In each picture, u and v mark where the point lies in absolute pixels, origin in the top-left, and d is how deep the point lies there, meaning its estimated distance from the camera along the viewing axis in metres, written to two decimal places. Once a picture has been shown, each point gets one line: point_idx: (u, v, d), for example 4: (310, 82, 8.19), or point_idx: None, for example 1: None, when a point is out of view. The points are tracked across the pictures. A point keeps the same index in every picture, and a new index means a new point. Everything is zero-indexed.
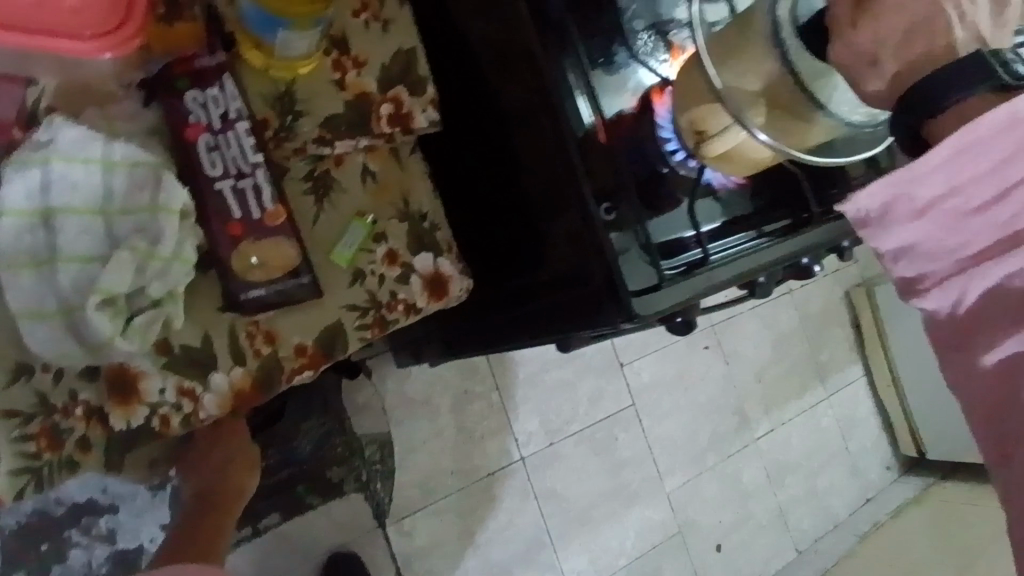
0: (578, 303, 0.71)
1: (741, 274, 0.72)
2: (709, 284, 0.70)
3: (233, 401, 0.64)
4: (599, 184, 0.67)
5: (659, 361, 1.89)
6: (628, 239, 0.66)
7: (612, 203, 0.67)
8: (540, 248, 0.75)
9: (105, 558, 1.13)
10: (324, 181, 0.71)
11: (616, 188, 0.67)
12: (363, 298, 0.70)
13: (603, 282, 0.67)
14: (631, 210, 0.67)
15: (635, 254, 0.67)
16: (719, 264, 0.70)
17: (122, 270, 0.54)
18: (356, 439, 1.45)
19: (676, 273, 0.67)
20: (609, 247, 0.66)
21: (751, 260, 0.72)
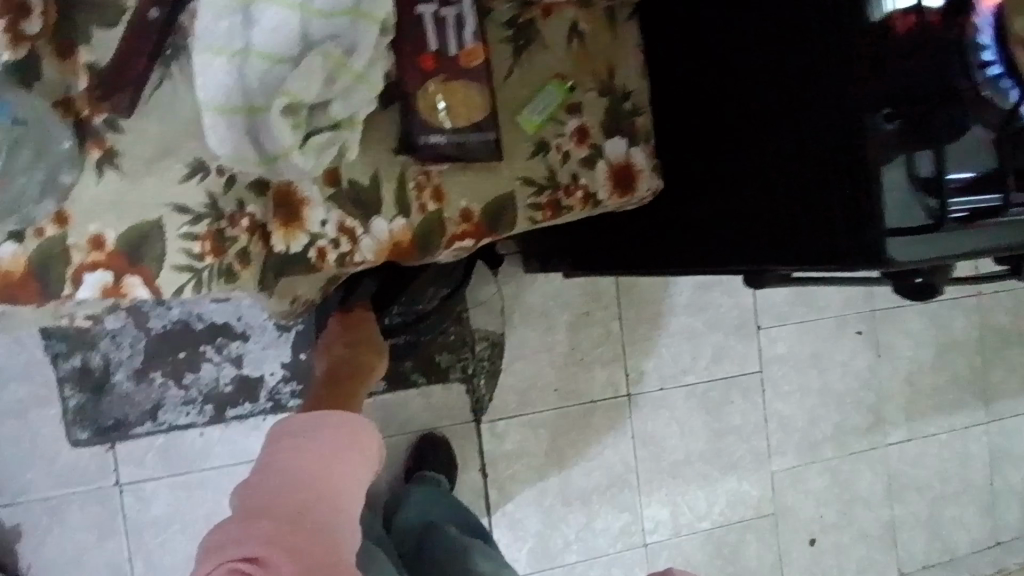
0: (817, 230, 0.67)
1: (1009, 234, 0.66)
2: (974, 238, 0.63)
3: (388, 253, 0.59)
4: (887, 100, 0.62)
5: (800, 335, 1.71)
6: (906, 167, 0.60)
7: (895, 123, 0.61)
8: (775, 163, 0.71)
9: (230, 379, 1.31)
10: (526, 29, 0.61)
11: (906, 106, 0.61)
12: (542, 173, 0.62)
13: (861, 211, 0.63)
14: (916, 137, 0.61)
15: (908, 187, 0.61)
16: (996, 216, 0.63)
17: (309, 76, 0.49)
18: (469, 332, 1.44)
19: (951, 217, 0.61)
20: (882, 174, 0.61)
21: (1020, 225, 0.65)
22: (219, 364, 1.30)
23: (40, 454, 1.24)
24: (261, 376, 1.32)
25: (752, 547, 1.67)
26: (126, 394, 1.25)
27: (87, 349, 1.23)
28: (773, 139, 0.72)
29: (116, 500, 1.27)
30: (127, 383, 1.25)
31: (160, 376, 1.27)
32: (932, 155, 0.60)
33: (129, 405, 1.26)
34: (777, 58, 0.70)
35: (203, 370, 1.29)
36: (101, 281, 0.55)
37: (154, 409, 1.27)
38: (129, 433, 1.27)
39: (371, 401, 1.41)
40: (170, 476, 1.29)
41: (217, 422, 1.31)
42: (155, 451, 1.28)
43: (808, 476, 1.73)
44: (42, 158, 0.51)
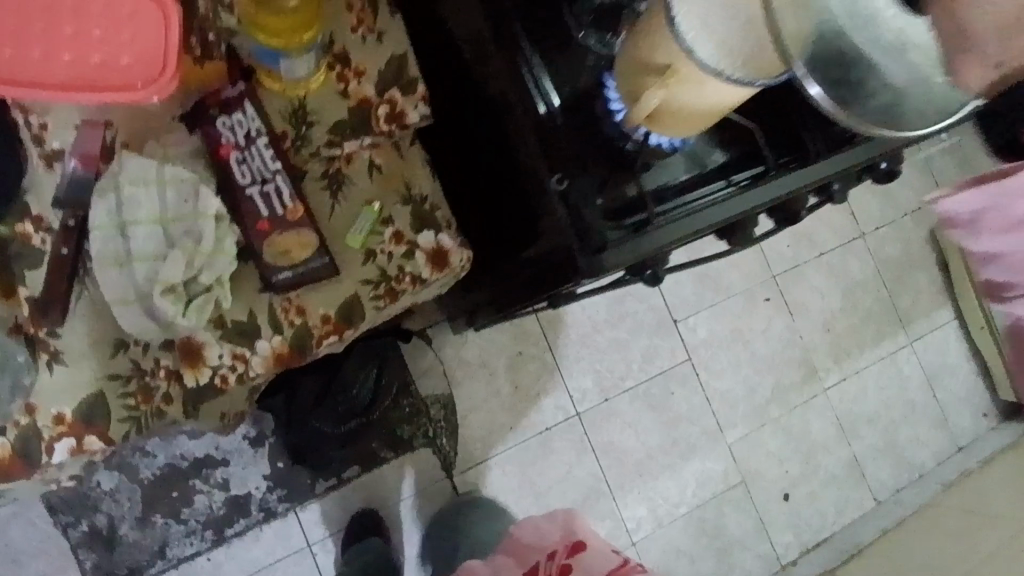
0: (557, 261, 0.79)
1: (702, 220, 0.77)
2: (672, 232, 0.76)
3: (276, 363, 0.79)
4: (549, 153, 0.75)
5: (716, 317, 1.90)
6: (580, 205, 0.73)
7: (559, 172, 0.74)
8: (523, 214, 0.83)
9: (221, 502, 1.48)
10: (336, 175, 0.84)
11: (563, 156, 0.74)
12: (375, 274, 0.84)
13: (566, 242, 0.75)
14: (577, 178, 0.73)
15: (591, 219, 0.73)
16: (670, 216, 0.76)
17: (175, 265, 0.70)
18: (421, 399, 1.63)
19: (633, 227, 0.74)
20: (563, 215, 0.74)
21: (711, 211, 0.77)
22: (209, 493, 1.47)
23: None
24: (248, 492, 1.49)
25: (733, 516, 1.82)
26: (134, 541, 1.42)
27: (90, 513, 1.40)
28: (514, 197, 0.84)
29: None
30: (133, 532, 1.42)
31: (160, 518, 1.44)
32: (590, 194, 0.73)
33: (140, 550, 1.42)
34: (486, 136, 0.85)
35: (198, 502, 1.46)
36: (68, 447, 0.72)
37: (161, 548, 1.44)
38: None
39: (353, 485, 1.58)
40: None
41: (220, 542, 1.47)
42: None
43: (764, 437, 1.90)
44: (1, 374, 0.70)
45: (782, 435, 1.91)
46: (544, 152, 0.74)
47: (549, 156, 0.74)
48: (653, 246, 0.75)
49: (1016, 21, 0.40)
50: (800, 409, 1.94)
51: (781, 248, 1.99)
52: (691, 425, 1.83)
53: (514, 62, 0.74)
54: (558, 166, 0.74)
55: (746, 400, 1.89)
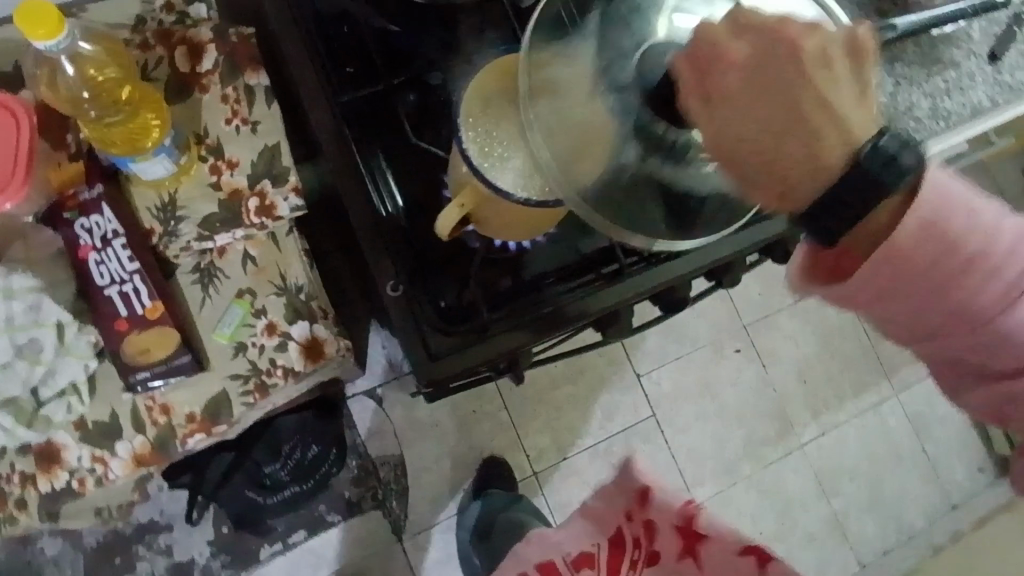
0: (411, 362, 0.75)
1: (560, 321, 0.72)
2: (523, 335, 0.71)
3: (138, 463, 0.78)
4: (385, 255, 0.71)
5: (682, 370, 1.84)
6: (417, 311, 0.70)
7: (394, 279, 0.70)
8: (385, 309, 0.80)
9: (164, 569, 1.47)
10: (207, 269, 0.84)
11: (398, 258, 0.71)
12: (245, 368, 0.83)
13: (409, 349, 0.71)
14: (410, 284, 0.70)
15: (426, 326, 0.70)
16: (512, 319, 0.71)
17: (16, 375, 0.73)
18: (370, 461, 1.61)
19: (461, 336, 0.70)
20: (398, 322, 0.69)
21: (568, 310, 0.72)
22: (151, 560, 1.46)
23: None
24: (190, 558, 1.48)
25: None
26: None
27: None
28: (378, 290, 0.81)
29: None
30: None
31: None
32: (420, 303, 0.70)
33: None
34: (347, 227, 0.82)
35: (139, 569, 1.46)
36: None
37: None
38: None
39: (299, 551, 1.55)
40: None
41: None
42: None
43: (736, 495, 1.82)
44: None
45: (755, 493, 1.83)
46: (380, 252, 0.70)
47: (385, 256, 0.71)
48: (500, 350, 0.70)
49: (765, 150, 0.45)
50: (775, 466, 1.85)
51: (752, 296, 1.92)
52: None
53: (352, 159, 0.72)
54: (394, 268, 0.70)
55: (715, 456, 1.82)
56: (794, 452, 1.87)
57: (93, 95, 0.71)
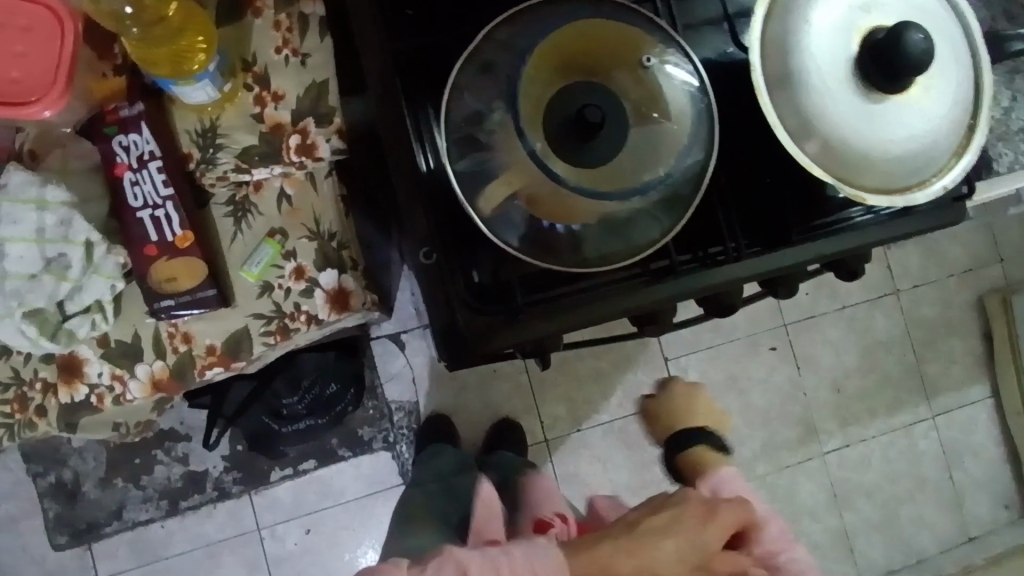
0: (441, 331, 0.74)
1: (604, 313, 0.69)
2: (563, 322, 0.69)
3: (155, 387, 0.79)
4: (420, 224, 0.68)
5: (712, 360, 1.79)
6: (453, 285, 0.67)
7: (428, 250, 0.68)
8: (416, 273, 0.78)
9: (179, 475, 1.53)
10: (242, 206, 0.82)
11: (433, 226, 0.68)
12: (269, 308, 0.81)
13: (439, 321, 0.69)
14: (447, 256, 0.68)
15: (461, 300, 0.67)
16: (560, 302, 0.68)
17: (41, 289, 0.72)
18: (385, 404, 1.63)
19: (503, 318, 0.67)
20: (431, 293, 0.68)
21: (616, 303, 0.69)
22: (168, 466, 1.53)
23: (32, 557, 1.49)
24: (205, 469, 1.54)
25: None
26: (94, 499, 1.50)
27: (58, 467, 1.49)
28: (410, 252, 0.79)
29: None
30: (94, 489, 1.50)
31: (122, 480, 1.51)
32: (459, 277, 0.67)
33: (97, 507, 1.50)
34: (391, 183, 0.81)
35: (156, 472, 1.52)
36: None
37: (119, 510, 1.51)
38: (97, 532, 1.50)
39: (308, 479, 1.59)
40: (139, 561, 1.52)
41: (172, 512, 1.53)
42: (121, 543, 1.52)
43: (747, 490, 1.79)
44: None
45: (767, 491, 1.79)
46: (420, 218, 0.68)
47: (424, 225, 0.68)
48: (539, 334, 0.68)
49: None
50: (792, 469, 1.81)
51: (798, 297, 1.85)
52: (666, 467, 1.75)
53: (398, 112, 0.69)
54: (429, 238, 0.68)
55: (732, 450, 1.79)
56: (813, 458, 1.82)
57: (134, 10, 0.69)
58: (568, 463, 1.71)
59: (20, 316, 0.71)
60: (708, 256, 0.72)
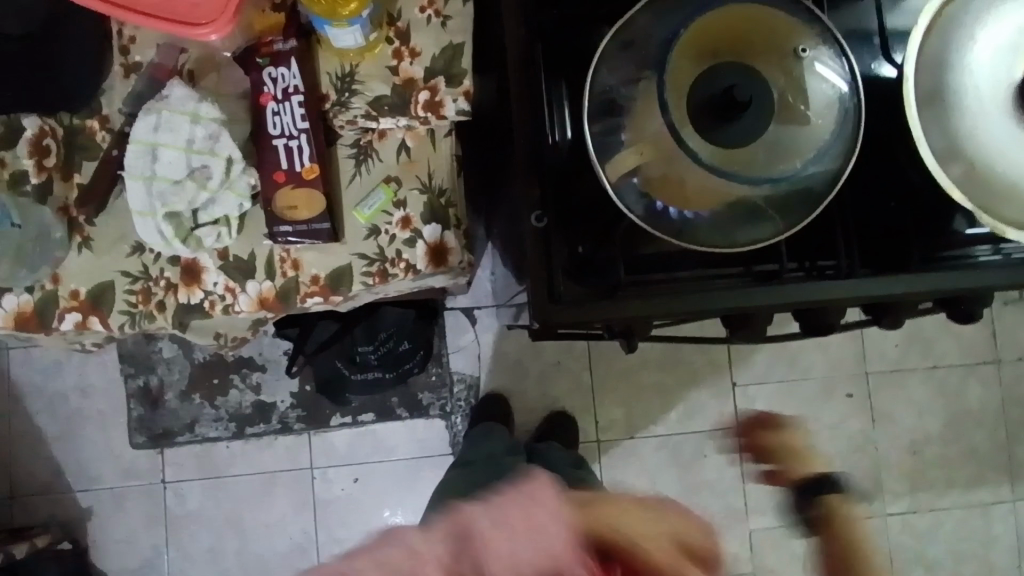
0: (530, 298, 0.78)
1: (698, 308, 0.71)
2: (658, 306, 0.71)
3: (261, 303, 0.85)
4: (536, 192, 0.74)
5: (782, 394, 1.73)
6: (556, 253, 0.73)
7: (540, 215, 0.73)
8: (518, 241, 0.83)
9: (250, 403, 1.63)
10: (365, 151, 0.87)
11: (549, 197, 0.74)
12: (373, 251, 0.86)
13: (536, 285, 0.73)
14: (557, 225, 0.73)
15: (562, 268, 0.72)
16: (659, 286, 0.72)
17: (183, 194, 0.79)
18: (448, 374, 1.67)
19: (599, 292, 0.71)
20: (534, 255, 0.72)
21: (712, 299, 0.71)
22: (241, 391, 1.63)
23: (110, 451, 1.61)
24: (274, 402, 1.63)
25: None
26: (172, 408, 1.62)
27: (147, 372, 1.61)
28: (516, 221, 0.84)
29: (161, 495, 1.61)
30: (174, 399, 1.62)
31: (199, 396, 1.62)
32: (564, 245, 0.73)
33: (174, 416, 1.62)
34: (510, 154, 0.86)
35: (230, 395, 1.63)
36: (75, 319, 0.83)
37: (192, 423, 1.62)
38: (170, 439, 1.62)
39: (364, 430, 1.65)
40: (200, 474, 1.63)
41: (238, 436, 1.63)
42: (188, 454, 1.62)
43: (796, 535, 1.71)
44: (39, 243, 0.82)
45: None
46: (538, 183, 0.74)
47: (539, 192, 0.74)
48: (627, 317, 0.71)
49: None
50: None
51: (885, 348, 1.75)
52: (715, 492, 1.70)
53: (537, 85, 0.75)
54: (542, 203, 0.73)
55: (787, 490, 1.72)
56: (873, 517, 1.73)
57: None
58: (615, 468, 1.69)
59: (161, 215, 0.79)
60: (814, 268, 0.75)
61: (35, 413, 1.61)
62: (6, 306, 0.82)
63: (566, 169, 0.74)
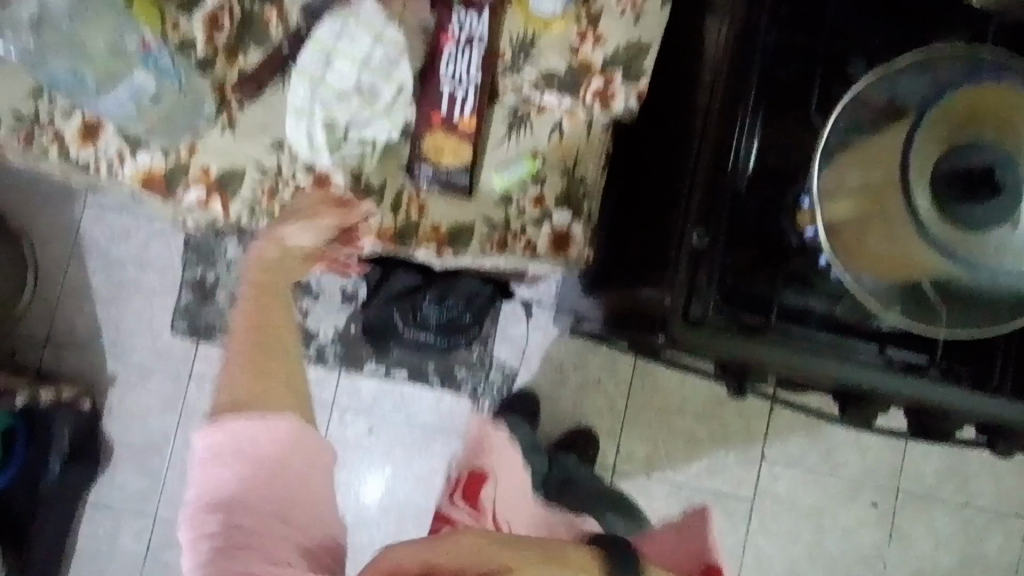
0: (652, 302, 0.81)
1: (827, 368, 0.75)
2: (792, 355, 0.75)
3: (377, 235, 0.84)
4: (702, 209, 0.75)
5: (808, 481, 1.68)
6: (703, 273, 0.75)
7: (701, 232, 0.74)
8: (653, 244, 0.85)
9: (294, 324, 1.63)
10: (520, 119, 0.85)
11: (714, 218, 0.75)
12: (499, 218, 0.84)
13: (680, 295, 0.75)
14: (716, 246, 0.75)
15: (710, 292, 0.74)
16: (794, 336, 0.76)
17: (348, 107, 0.78)
18: (489, 357, 1.65)
19: (740, 324, 0.75)
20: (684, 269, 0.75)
21: (840, 365, 0.75)
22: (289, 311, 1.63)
23: (150, 328, 1.63)
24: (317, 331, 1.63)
25: None
26: (219, 307, 1.62)
27: (207, 265, 1.62)
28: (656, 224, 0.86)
29: (184, 385, 1.63)
30: (223, 299, 1.62)
31: (247, 304, 1.63)
32: (716, 269, 0.75)
33: (219, 316, 1.62)
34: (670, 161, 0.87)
35: None
36: (197, 194, 0.86)
37: (233, 326, 1.62)
38: (208, 336, 1.62)
39: (394, 386, 1.65)
40: (224, 377, 1.63)
41: None
42: (220, 355, 1.63)
43: None
44: (187, 113, 0.84)
45: None
46: (703, 204, 0.75)
47: (704, 209, 0.75)
48: (750, 348, 0.75)
49: None
50: None
51: (923, 470, 1.70)
52: None
53: (734, 113, 0.75)
54: (705, 223, 0.75)
55: None
56: None
57: None
58: (622, 500, 1.66)
59: (317, 120, 0.78)
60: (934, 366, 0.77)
61: (91, 270, 1.63)
62: (138, 163, 0.85)
63: (734, 196, 0.76)
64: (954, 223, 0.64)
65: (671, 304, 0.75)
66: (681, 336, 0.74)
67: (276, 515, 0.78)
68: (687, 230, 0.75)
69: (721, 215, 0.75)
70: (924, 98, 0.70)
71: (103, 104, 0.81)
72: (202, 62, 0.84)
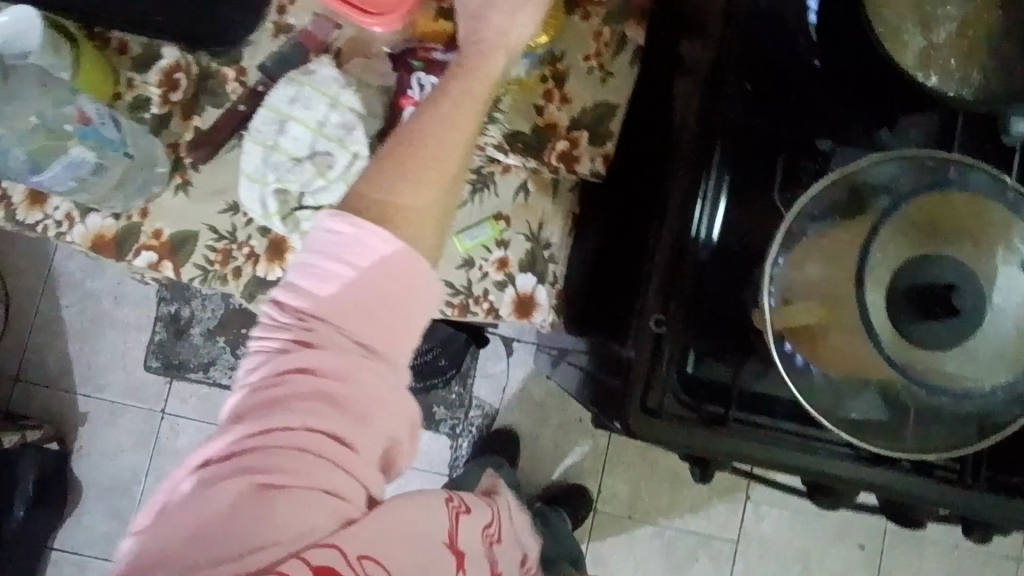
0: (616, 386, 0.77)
1: (799, 464, 0.70)
2: (760, 450, 0.70)
3: None
4: (662, 291, 0.72)
5: (794, 523, 1.65)
6: (663, 361, 0.71)
7: (661, 316, 0.71)
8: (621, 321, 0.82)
9: None
10: (484, 179, 0.83)
11: (674, 299, 0.71)
12: (461, 282, 0.82)
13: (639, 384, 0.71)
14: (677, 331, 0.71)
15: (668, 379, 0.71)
16: (761, 428, 0.71)
17: (300, 174, 0.77)
18: (469, 396, 1.63)
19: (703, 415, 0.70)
20: (643, 355, 0.71)
21: (812, 460, 0.70)
22: None
23: (123, 365, 1.60)
24: None
25: None
26: (193, 343, 1.59)
27: (182, 302, 1.59)
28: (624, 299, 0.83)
29: (157, 423, 1.59)
30: (197, 336, 1.59)
31: (223, 341, 1.59)
32: (678, 355, 0.71)
33: (193, 352, 1.59)
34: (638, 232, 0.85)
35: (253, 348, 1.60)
36: (149, 259, 0.81)
37: (208, 364, 1.59)
38: (182, 373, 1.59)
39: None
40: (198, 416, 1.60)
41: None
42: (194, 392, 1.60)
43: None
44: (140, 173, 0.79)
45: None
46: (665, 285, 0.72)
47: (665, 291, 0.72)
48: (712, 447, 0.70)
49: None
50: None
51: None
52: None
53: (695, 190, 0.73)
54: (666, 305, 0.71)
55: None
56: None
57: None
58: (604, 541, 1.63)
59: (270, 187, 0.77)
60: (922, 464, 0.70)
61: (64, 306, 1.60)
62: (87, 225, 0.80)
63: (696, 276, 0.72)
64: (907, 342, 0.59)
65: (629, 395, 0.70)
66: (637, 429, 0.70)
67: (361, 342, 0.59)
68: (647, 314, 0.72)
69: (683, 296, 0.72)
70: (893, 189, 0.64)
71: (40, 181, 0.73)
72: (158, 124, 0.82)
